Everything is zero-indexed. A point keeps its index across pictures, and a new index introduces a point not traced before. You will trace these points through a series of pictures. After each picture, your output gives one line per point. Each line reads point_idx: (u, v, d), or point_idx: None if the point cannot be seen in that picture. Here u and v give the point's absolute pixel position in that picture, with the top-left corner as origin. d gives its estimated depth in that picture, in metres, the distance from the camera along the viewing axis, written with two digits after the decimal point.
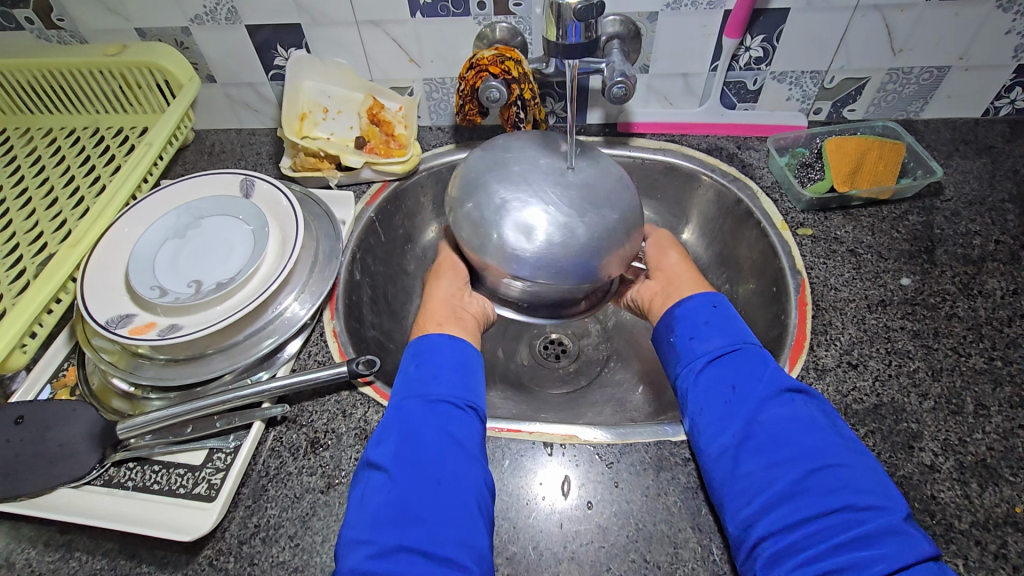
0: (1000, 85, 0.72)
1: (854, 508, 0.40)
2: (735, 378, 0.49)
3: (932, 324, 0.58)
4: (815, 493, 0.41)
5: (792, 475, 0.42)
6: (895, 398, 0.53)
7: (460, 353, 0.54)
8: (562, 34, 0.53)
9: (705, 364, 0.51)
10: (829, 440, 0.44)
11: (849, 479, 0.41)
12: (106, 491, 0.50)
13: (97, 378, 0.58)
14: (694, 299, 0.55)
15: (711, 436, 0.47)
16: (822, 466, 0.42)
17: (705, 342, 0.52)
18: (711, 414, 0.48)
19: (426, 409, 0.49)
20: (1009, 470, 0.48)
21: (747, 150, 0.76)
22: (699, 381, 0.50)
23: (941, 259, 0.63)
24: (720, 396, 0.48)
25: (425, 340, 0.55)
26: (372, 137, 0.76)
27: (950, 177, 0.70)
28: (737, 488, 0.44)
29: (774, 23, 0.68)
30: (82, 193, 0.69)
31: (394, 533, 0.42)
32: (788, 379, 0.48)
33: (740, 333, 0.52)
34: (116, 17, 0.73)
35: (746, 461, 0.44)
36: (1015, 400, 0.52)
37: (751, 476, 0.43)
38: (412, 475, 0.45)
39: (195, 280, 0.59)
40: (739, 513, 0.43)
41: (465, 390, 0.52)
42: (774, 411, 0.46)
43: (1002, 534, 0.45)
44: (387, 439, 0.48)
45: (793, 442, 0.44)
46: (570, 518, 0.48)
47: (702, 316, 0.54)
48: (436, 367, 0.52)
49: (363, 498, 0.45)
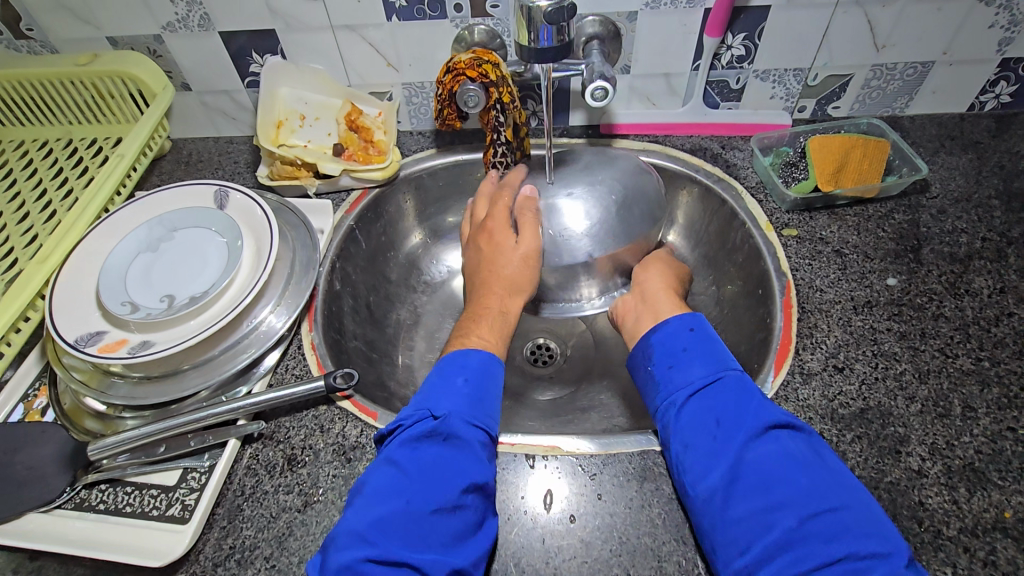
0: (985, 80, 0.71)
1: (856, 557, 0.38)
2: (721, 411, 0.46)
3: (919, 325, 0.57)
4: (814, 542, 0.39)
5: (787, 522, 0.40)
6: (881, 402, 0.52)
7: (493, 376, 0.52)
8: (534, 38, 0.52)
9: (687, 399, 0.48)
10: (822, 479, 0.42)
11: (847, 523, 0.39)
12: (78, 515, 0.49)
13: (69, 398, 0.56)
14: (669, 324, 0.54)
15: (699, 478, 0.44)
16: (818, 509, 0.40)
17: (686, 373, 0.50)
18: (698, 452, 0.45)
19: (466, 433, 0.47)
20: (997, 474, 0.47)
21: (732, 150, 0.76)
22: (684, 416, 0.47)
23: (927, 258, 0.62)
24: (704, 433, 0.46)
25: (468, 353, 0.53)
26: (350, 144, 0.75)
27: (935, 174, 0.70)
28: (728, 536, 0.41)
29: (755, 21, 0.67)
30: (54, 207, 0.68)
31: (397, 542, 0.41)
32: (773, 412, 0.46)
33: (721, 359, 0.50)
34: (86, 26, 0.71)
35: (737, 506, 0.42)
36: (1002, 402, 0.51)
37: (744, 523, 0.41)
38: (431, 490, 0.44)
39: (168, 295, 0.57)
40: (731, 563, 0.41)
41: (491, 417, 0.50)
42: (762, 450, 0.44)
43: (991, 540, 0.44)
44: (423, 448, 0.46)
45: (785, 483, 0.41)
46: (552, 532, 0.47)
47: (681, 342, 0.52)
48: (477, 392, 0.50)
49: (373, 492, 0.44)
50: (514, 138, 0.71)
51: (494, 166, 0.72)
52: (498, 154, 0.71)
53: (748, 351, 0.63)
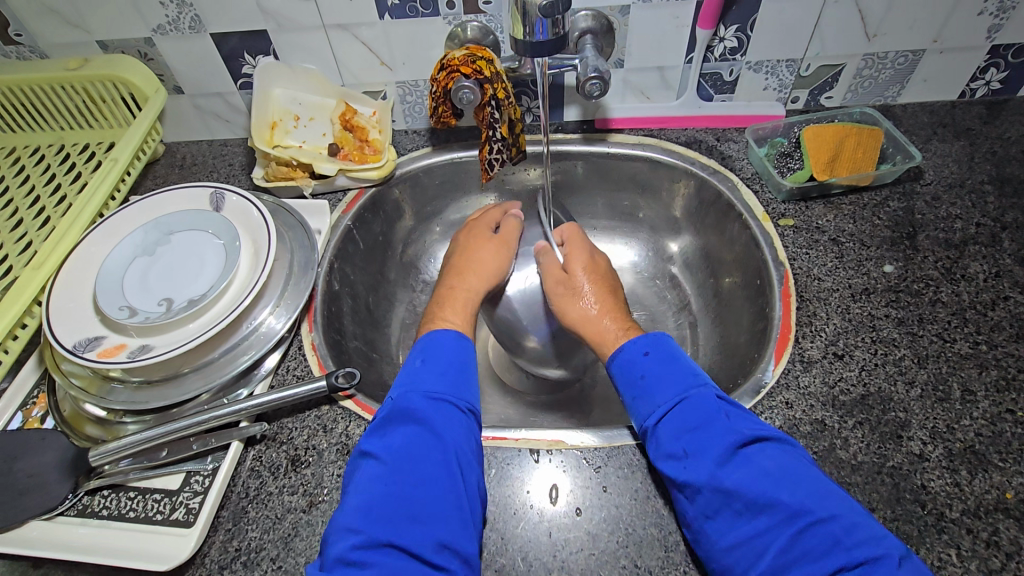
0: (976, 67, 0.72)
1: (851, 567, 0.37)
2: (688, 438, 0.46)
3: (917, 310, 0.57)
4: (808, 560, 0.38)
5: (776, 544, 0.39)
6: (882, 387, 0.52)
7: (460, 351, 0.53)
8: (530, 31, 0.52)
9: (656, 430, 0.48)
10: (801, 491, 0.41)
11: (834, 534, 0.39)
12: (81, 522, 0.49)
13: (69, 405, 0.56)
14: (624, 350, 0.53)
15: (686, 509, 0.44)
16: (804, 525, 0.39)
17: (650, 402, 0.49)
18: (678, 484, 0.45)
19: (427, 406, 0.48)
20: (998, 456, 0.48)
21: (726, 142, 0.76)
22: (657, 447, 0.47)
23: (923, 244, 0.63)
24: (678, 464, 0.45)
25: (433, 334, 0.54)
26: (345, 143, 0.74)
27: (929, 161, 0.70)
28: (725, 565, 0.41)
29: (748, 12, 0.67)
30: (48, 213, 0.67)
31: (385, 526, 0.41)
32: (738, 428, 0.45)
33: (681, 379, 0.50)
34: (76, 30, 0.71)
35: (725, 536, 0.41)
36: (1001, 384, 0.52)
37: (735, 550, 0.41)
38: (404, 465, 0.44)
39: (166, 299, 0.57)
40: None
41: (459, 390, 0.50)
42: (736, 474, 0.43)
43: (993, 521, 0.45)
44: (392, 431, 0.47)
45: (764, 503, 0.41)
46: (559, 526, 0.47)
47: (640, 368, 0.52)
48: (437, 366, 0.51)
49: (356, 486, 0.44)
50: (509, 134, 0.70)
51: (489, 163, 0.72)
52: (494, 151, 0.71)
53: (749, 341, 0.63)
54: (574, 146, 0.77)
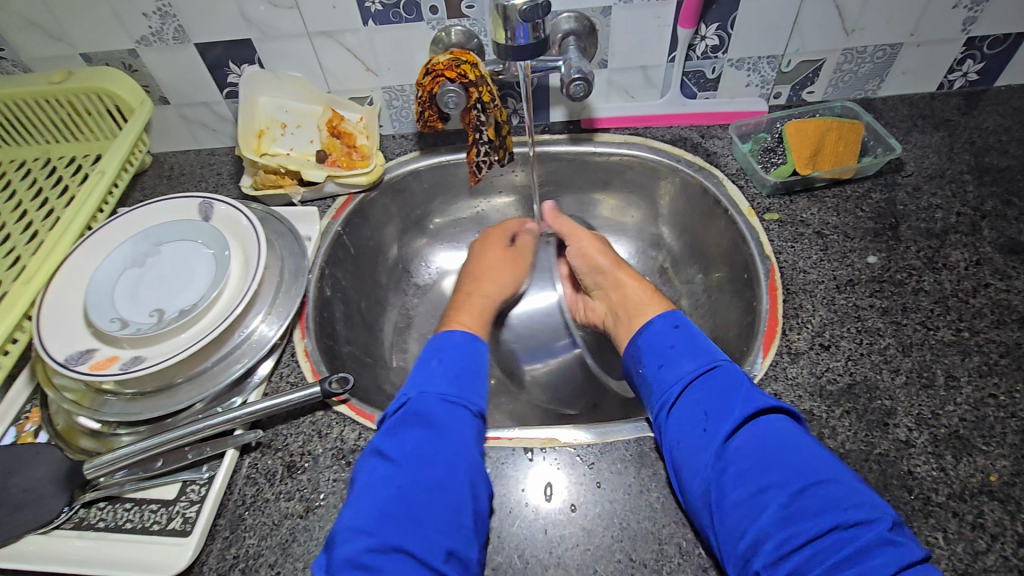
0: (953, 59, 0.73)
1: (846, 526, 0.39)
2: (710, 402, 0.47)
3: (900, 299, 0.58)
4: (806, 517, 0.40)
5: (778, 500, 0.41)
6: (867, 376, 0.53)
7: (472, 355, 0.55)
8: (511, 36, 0.53)
9: (679, 394, 0.49)
10: (809, 455, 0.43)
11: (835, 496, 0.40)
12: (78, 534, 0.49)
13: (62, 419, 0.56)
14: (655, 323, 0.55)
15: (693, 471, 0.44)
16: (809, 483, 0.41)
17: (676, 369, 0.51)
18: (690, 445, 0.46)
19: (440, 409, 0.50)
20: (981, 440, 0.49)
21: (711, 139, 0.77)
22: (677, 410, 0.48)
23: (905, 234, 0.64)
24: (695, 426, 0.47)
25: (444, 337, 0.57)
26: (333, 150, 0.75)
27: (909, 152, 0.71)
28: (725, 524, 0.41)
29: (727, 10, 0.68)
30: (37, 226, 0.67)
31: (396, 524, 0.42)
32: (761, 396, 0.47)
33: (709, 352, 0.51)
34: (59, 43, 0.71)
35: (732, 492, 0.42)
36: (983, 369, 0.53)
37: (738, 506, 0.41)
38: (420, 472, 0.45)
39: (157, 310, 0.57)
40: (732, 548, 0.40)
41: (470, 393, 0.52)
42: (750, 434, 0.45)
43: (978, 503, 0.46)
44: (402, 433, 0.48)
45: (776, 463, 0.43)
46: (554, 522, 0.48)
47: (669, 340, 0.53)
48: (452, 369, 0.53)
49: (365, 484, 0.45)
50: (496, 137, 0.71)
51: (477, 165, 0.72)
52: (481, 153, 0.72)
53: (738, 335, 0.64)
54: (561, 147, 0.78)
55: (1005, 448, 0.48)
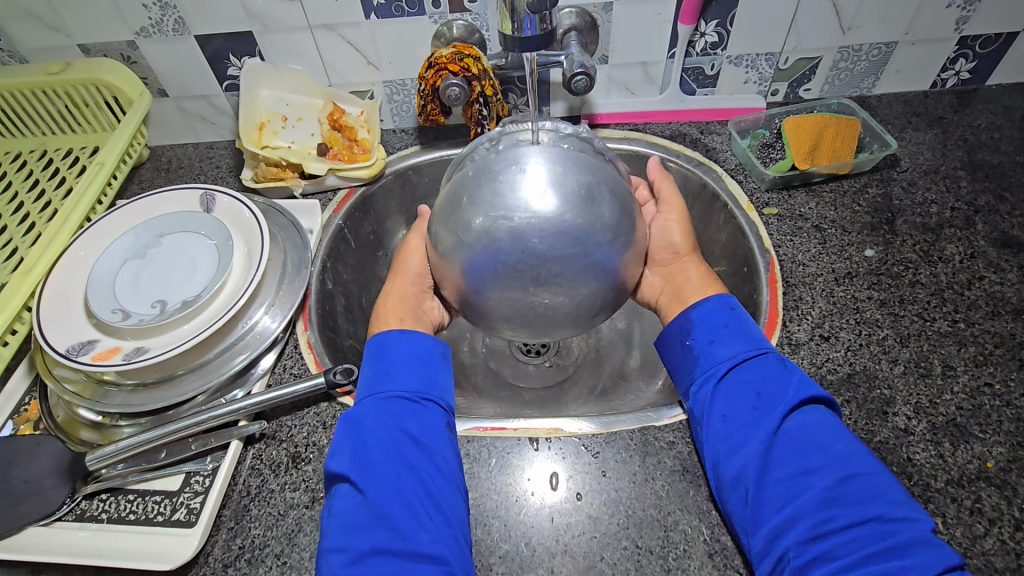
0: (946, 57, 0.74)
1: (887, 519, 0.39)
2: (761, 383, 0.47)
3: (898, 292, 0.59)
4: (848, 503, 0.40)
5: (824, 483, 0.41)
6: (867, 366, 0.54)
7: (410, 346, 0.53)
8: (518, 27, 0.53)
9: (728, 371, 0.49)
10: (854, 449, 0.43)
11: (879, 488, 0.41)
12: (80, 526, 0.48)
13: (62, 411, 0.55)
14: (711, 300, 0.54)
15: (738, 448, 0.45)
16: (853, 474, 0.42)
17: (728, 346, 0.50)
18: (737, 422, 0.46)
19: (392, 407, 0.48)
20: (978, 427, 0.50)
21: (710, 135, 0.78)
22: (726, 386, 0.48)
23: (901, 228, 0.65)
24: (745, 403, 0.47)
25: (379, 337, 0.54)
26: (335, 143, 0.75)
27: (904, 149, 0.73)
28: (764, 499, 0.42)
29: (727, 8, 0.69)
30: (34, 218, 0.66)
31: (361, 537, 0.42)
32: (814, 386, 0.47)
33: (761, 339, 0.51)
34: (56, 34, 0.70)
35: (776, 470, 0.43)
36: (979, 359, 0.54)
37: (781, 485, 0.42)
38: (378, 478, 0.44)
39: (159, 301, 0.57)
40: (764, 524, 0.42)
41: (417, 383, 0.50)
42: (798, 421, 0.45)
43: (976, 489, 0.47)
44: (339, 446, 0.46)
45: (823, 451, 0.43)
46: (560, 511, 0.48)
47: (723, 319, 0.52)
48: (387, 365, 0.51)
49: (330, 506, 0.44)
50: None
51: None
52: None
53: None
54: None
55: (1001, 436, 0.49)
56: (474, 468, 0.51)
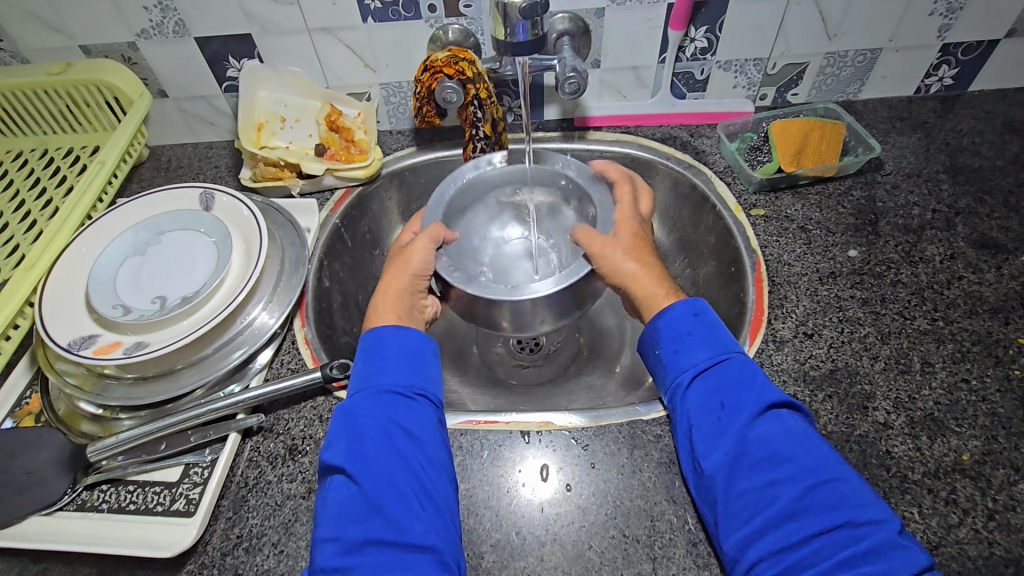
0: (929, 64, 0.76)
1: (854, 523, 0.41)
2: (724, 393, 0.49)
3: (880, 291, 0.61)
4: (816, 511, 0.42)
5: (790, 494, 0.43)
6: (849, 362, 0.56)
7: (402, 341, 0.54)
8: (510, 32, 0.54)
9: (692, 380, 0.51)
10: (819, 454, 0.45)
11: (845, 494, 0.43)
12: (81, 516, 0.49)
13: (63, 404, 0.56)
14: (676, 307, 0.54)
15: (706, 456, 0.46)
16: (820, 481, 0.43)
17: (691, 355, 0.52)
18: (704, 433, 0.48)
19: (377, 404, 0.49)
20: (954, 422, 0.51)
21: (700, 138, 0.79)
22: (690, 398, 0.50)
23: (884, 230, 0.67)
24: (709, 414, 0.48)
25: (376, 330, 0.55)
26: (332, 144, 0.76)
27: (888, 153, 0.74)
28: (733, 509, 0.44)
29: (716, 14, 0.70)
30: (35, 216, 0.67)
31: (356, 528, 0.43)
32: (776, 392, 0.49)
33: (726, 343, 0.52)
34: (58, 35, 0.71)
35: (743, 480, 0.45)
36: (956, 356, 0.55)
37: (747, 496, 0.44)
38: (371, 470, 0.46)
39: (159, 297, 0.58)
40: (734, 533, 0.43)
41: (410, 378, 0.52)
42: (765, 428, 0.47)
43: (952, 480, 0.48)
44: (335, 438, 0.48)
45: (789, 460, 0.45)
46: (550, 501, 0.49)
47: (686, 327, 0.53)
48: (375, 363, 0.52)
49: (324, 496, 0.46)
50: (492, 133, 0.73)
51: (473, 162, 0.75)
52: (478, 149, 0.74)
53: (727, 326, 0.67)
54: (554, 144, 0.80)
55: (976, 429, 0.51)
56: (467, 460, 0.52)
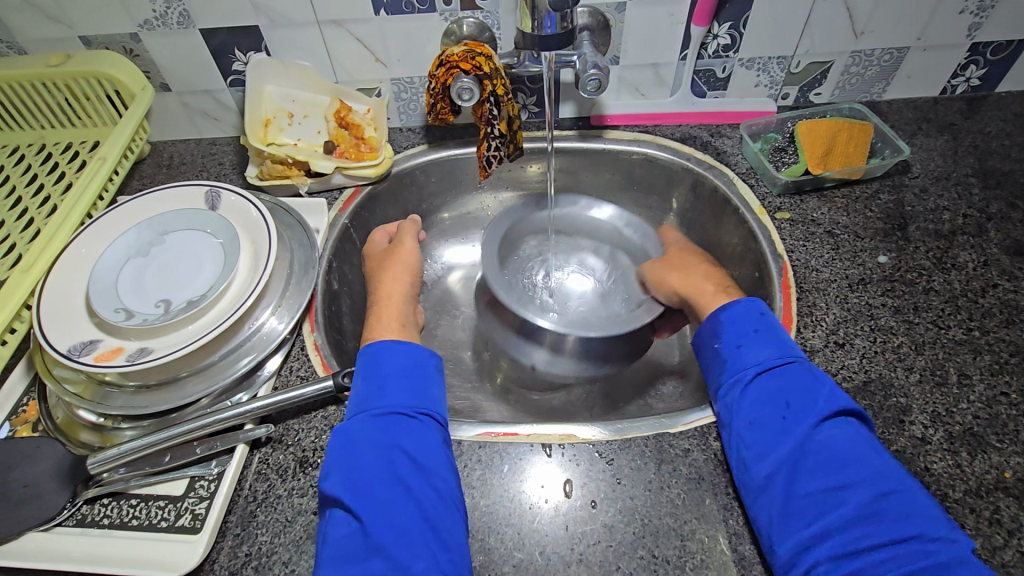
0: (957, 63, 0.74)
1: (926, 538, 0.39)
2: (791, 392, 0.48)
3: (912, 299, 0.59)
4: (886, 521, 0.40)
5: (858, 500, 0.41)
6: (883, 373, 0.54)
7: (402, 358, 0.52)
8: (538, 25, 0.54)
9: (756, 377, 0.49)
10: (888, 464, 0.43)
11: (916, 507, 0.41)
12: (81, 532, 0.47)
13: (62, 412, 0.53)
14: (742, 304, 0.55)
15: (764, 455, 0.45)
16: (889, 491, 0.41)
17: (759, 351, 0.51)
18: (766, 429, 0.47)
19: (383, 424, 0.48)
20: (995, 437, 0.49)
21: (721, 138, 0.77)
22: (753, 394, 0.49)
23: (914, 235, 0.64)
24: (774, 413, 0.47)
25: (372, 348, 0.53)
26: (342, 141, 0.73)
27: (915, 155, 0.72)
28: (790, 510, 0.42)
29: (741, 9, 0.68)
30: (33, 213, 0.65)
31: (354, 569, 0.40)
32: (844, 399, 0.47)
33: (791, 348, 0.51)
34: (57, 25, 0.68)
35: (806, 484, 0.43)
36: (995, 368, 0.53)
37: (810, 498, 0.42)
38: (372, 503, 0.43)
39: (163, 300, 0.56)
40: (791, 535, 0.41)
41: (412, 400, 0.50)
42: (832, 433, 0.45)
43: (994, 499, 0.46)
44: (334, 466, 0.45)
45: (857, 466, 0.43)
46: (574, 519, 0.47)
47: (752, 323, 0.53)
48: (379, 380, 0.50)
49: (323, 534, 0.43)
50: (507, 131, 0.70)
51: (487, 160, 0.71)
52: (492, 148, 0.70)
53: None
54: (570, 143, 0.78)
55: (1018, 445, 0.49)
56: (485, 474, 0.50)
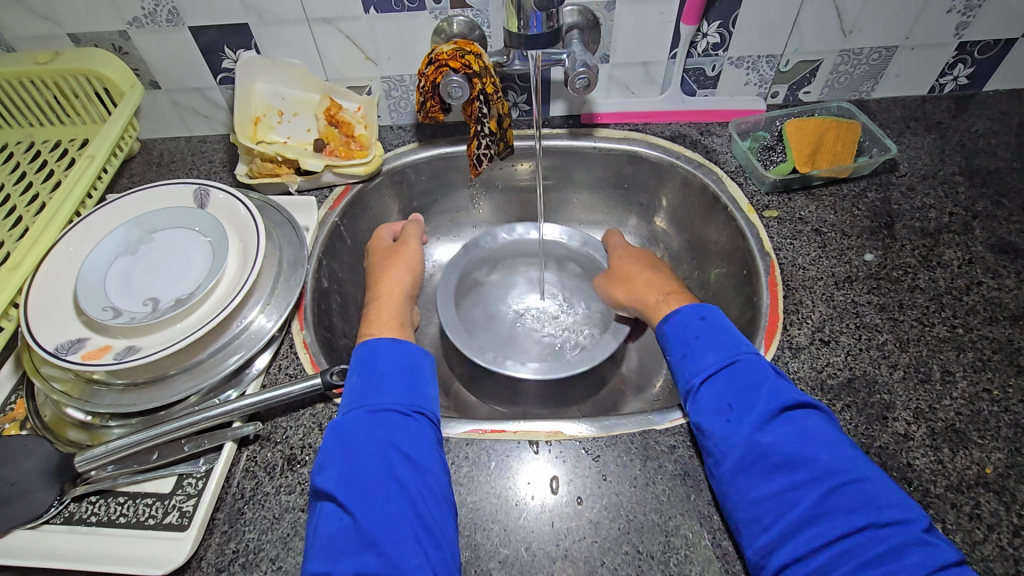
0: (944, 63, 0.75)
1: (878, 525, 0.39)
2: (733, 395, 0.48)
3: (897, 296, 0.59)
4: (836, 514, 0.40)
5: (810, 498, 0.41)
6: (867, 370, 0.54)
7: (397, 356, 0.53)
8: (524, 24, 0.54)
9: (700, 385, 0.50)
10: (841, 454, 0.43)
11: (868, 495, 0.41)
12: (68, 530, 0.47)
13: (49, 410, 0.53)
14: (681, 312, 0.56)
15: (720, 461, 0.46)
16: (840, 482, 0.41)
17: (701, 359, 0.51)
18: (716, 436, 0.47)
19: (377, 420, 0.48)
20: (977, 433, 0.50)
21: (710, 136, 0.77)
22: (699, 403, 0.49)
23: (900, 233, 0.65)
24: (719, 416, 0.47)
25: (368, 345, 0.54)
26: (332, 139, 0.73)
27: (903, 154, 0.73)
28: (751, 515, 0.43)
29: (729, 8, 0.68)
30: (21, 211, 0.65)
31: (347, 564, 0.40)
32: (790, 393, 0.47)
33: (735, 346, 0.51)
34: (45, 22, 0.68)
35: (761, 487, 0.43)
36: (977, 364, 0.54)
37: (767, 500, 0.42)
38: (365, 498, 0.43)
39: (151, 298, 0.56)
40: (756, 540, 0.42)
41: (406, 396, 0.50)
42: (777, 431, 0.45)
43: (975, 494, 0.47)
44: (329, 460, 0.46)
45: (805, 462, 0.43)
46: (560, 515, 0.47)
47: (693, 331, 0.54)
48: (375, 377, 0.51)
49: (314, 527, 0.43)
50: (497, 129, 0.70)
51: (477, 158, 0.71)
52: (482, 146, 0.71)
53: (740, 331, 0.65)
54: (560, 142, 0.78)
55: (999, 441, 0.49)
56: (473, 471, 0.50)
